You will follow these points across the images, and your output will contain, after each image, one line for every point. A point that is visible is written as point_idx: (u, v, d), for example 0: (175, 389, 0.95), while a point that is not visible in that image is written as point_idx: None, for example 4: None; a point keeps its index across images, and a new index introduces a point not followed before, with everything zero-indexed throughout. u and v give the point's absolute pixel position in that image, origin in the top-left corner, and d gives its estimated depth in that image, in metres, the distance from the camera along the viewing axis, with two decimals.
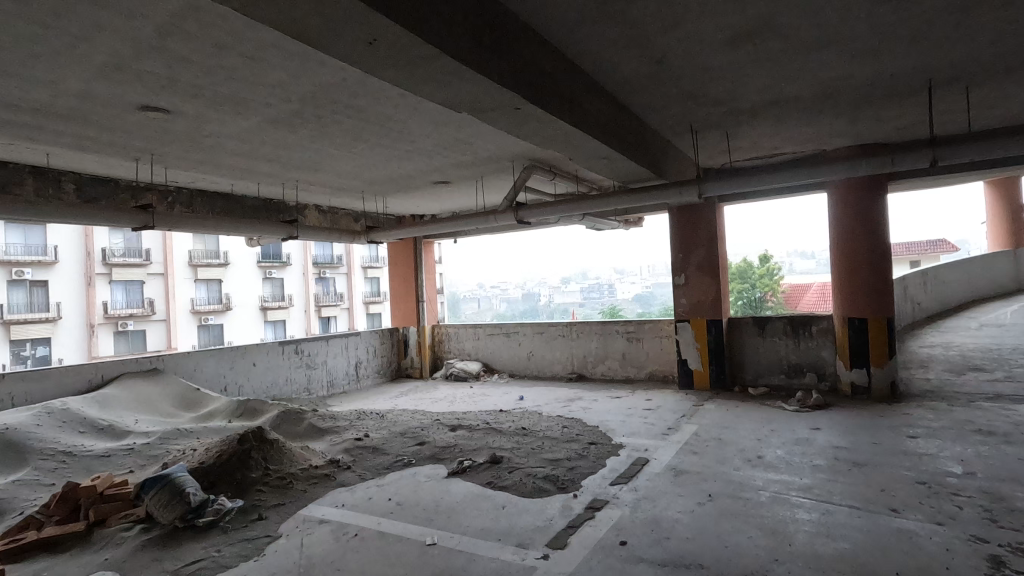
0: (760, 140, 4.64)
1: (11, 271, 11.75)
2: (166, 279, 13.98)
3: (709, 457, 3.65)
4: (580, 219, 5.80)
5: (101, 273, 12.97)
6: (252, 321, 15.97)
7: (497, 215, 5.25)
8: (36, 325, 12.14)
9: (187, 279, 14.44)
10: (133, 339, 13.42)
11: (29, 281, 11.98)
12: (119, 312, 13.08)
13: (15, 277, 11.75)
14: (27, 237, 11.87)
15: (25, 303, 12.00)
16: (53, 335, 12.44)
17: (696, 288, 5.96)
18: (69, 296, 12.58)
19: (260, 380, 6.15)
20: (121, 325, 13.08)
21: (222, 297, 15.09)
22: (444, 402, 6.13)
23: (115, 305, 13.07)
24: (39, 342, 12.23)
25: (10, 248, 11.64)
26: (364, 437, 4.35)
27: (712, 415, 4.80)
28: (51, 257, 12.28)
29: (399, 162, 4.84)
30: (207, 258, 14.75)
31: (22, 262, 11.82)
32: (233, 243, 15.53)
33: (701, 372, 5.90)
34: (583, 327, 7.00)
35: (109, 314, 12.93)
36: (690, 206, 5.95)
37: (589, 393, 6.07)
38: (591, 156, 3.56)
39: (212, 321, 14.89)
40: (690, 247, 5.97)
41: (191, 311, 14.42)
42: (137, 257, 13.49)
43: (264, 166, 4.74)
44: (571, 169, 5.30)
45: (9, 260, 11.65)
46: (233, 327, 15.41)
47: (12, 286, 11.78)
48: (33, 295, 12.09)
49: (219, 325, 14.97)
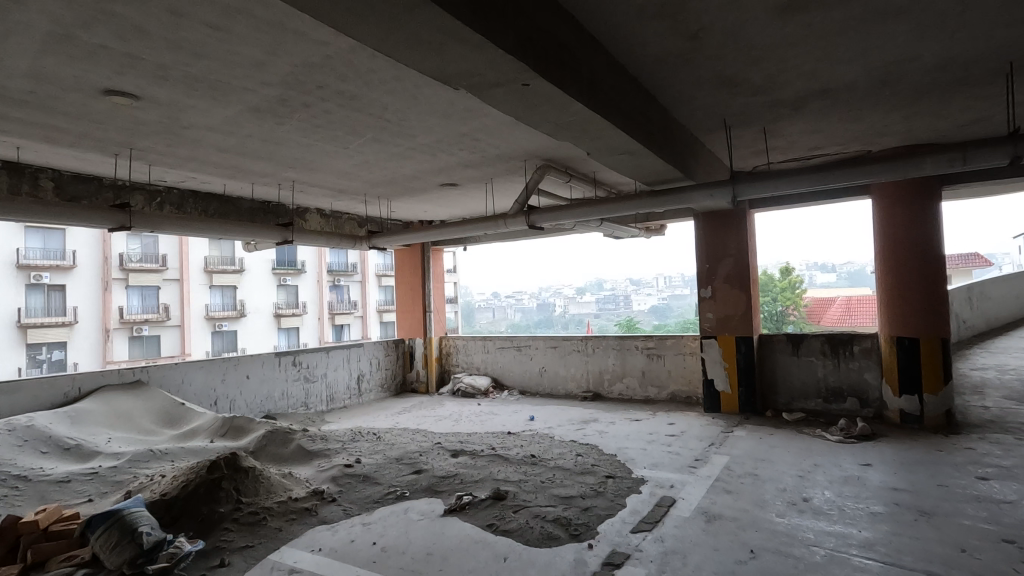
0: (799, 138, 4.17)
1: (30, 275, 11.65)
2: (181, 284, 13.77)
3: (745, 499, 3.16)
4: (598, 224, 5.36)
5: (118, 278, 12.79)
6: (265, 328, 15.73)
7: (507, 220, 4.83)
8: (52, 329, 12.00)
9: (203, 285, 14.19)
10: (147, 344, 13.24)
11: (47, 285, 11.84)
12: (135, 317, 12.92)
13: (32, 281, 11.65)
14: (46, 241, 11.79)
15: (42, 307, 11.86)
16: (68, 339, 12.27)
17: (724, 302, 5.46)
18: (86, 300, 12.39)
19: (254, 395, 5.78)
20: (136, 330, 12.92)
21: (235, 303, 14.87)
22: (448, 421, 5.68)
23: (131, 310, 12.92)
24: (55, 345, 12.11)
25: (28, 252, 11.58)
26: (355, 463, 3.92)
27: (744, 445, 4.29)
28: (69, 262, 12.09)
29: (400, 161, 4.45)
30: (222, 264, 14.58)
31: (40, 267, 11.73)
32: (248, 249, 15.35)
33: (729, 394, 5.39)
34: (600, 341, 6.53)
35: (125, 319, 12.76)
36: (718, 214, 5.47)
37: (605, 415, 5.59)
38: (612, 150, 3.12)
39: (226, 328, 14.67)
40: (718, 257, 5.48)
41: (205, 318, 14.20)
42: (154, 262, 13.34)
43: (256, 164, 4.39)
44: (588, 170, 4.87)
45: (27, 264, 11.58)
46: (246, 334, 15.19)
47: (29, 290, 11.70)
48: (51, 299, 12.00)
49: (232, 332, 14.76)
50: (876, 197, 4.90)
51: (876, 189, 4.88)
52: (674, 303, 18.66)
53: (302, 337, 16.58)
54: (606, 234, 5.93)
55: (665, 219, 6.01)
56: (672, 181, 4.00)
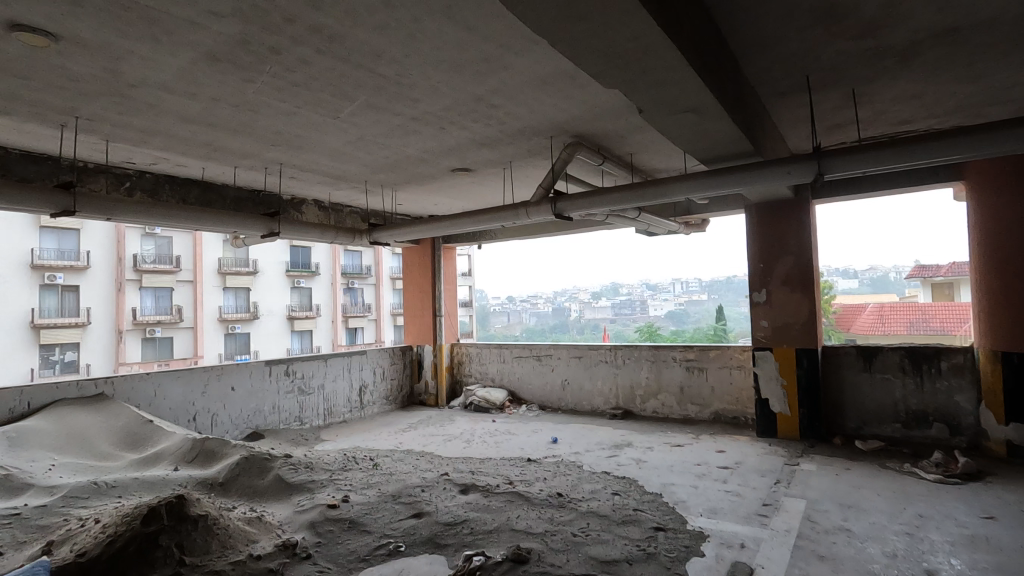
0: (892, 106, 3.36)
1: (44, 275, 11.24)
2: (195, 285, 13.21)
3: (850, 569, 2.37)
4: (634, 216, 4.59)
5: (131, 279, 12.27)
6: (278, 330, 15.17)
7: (527, 208, 4.08)
8: (67, 329, 11.42)
9: (216, 287, 13.71)
10: (160, 347, 12.74)
11: (60, 286, 11.41)
12: (148, 319, 12.45)
13: (48, 281, 11.27)
14: (61, 241, 11.40)
15: (57, 307, 11.46)
16: (81, 342, 11.74)
17: (782, 309, 4.65)
18: (100, 301, 11.82)
19: (240, 410, 5.12)
20: (149, 332, 12.43)
21: (249, 305, 14.36)
22: (458, 443, 4.95)
23: (144, 311, 12.46)
24: (69, 346, 11.53)
25: (43, 252, 11.17)
26: (342, 502, 3.20)
27: (819, 484, 3.49)
28: (83, 262, 11.63)
29: (401, 138, 3.74)
30: (236, 266, 14.08)
31: (54, 267, 11.29)
32: (263, 250, 14.87)
33: (788, 417, 4.58)
34: (631, 352, 5.76)
35: (138, 321, 12.30)
36: (776, 204, 4.68)
37: (639, 438, 4.82)
38: (672, 106, 2.38)
39: (238, 330, 14.15)
40: (774, 255, 4.69)
41: (218, 320, 13.74)
42: (168, 264, 12.82)
43: (232, 142, 3.72)
44: (624, 149, 4.12)
45: (42, 264, 11.15)
46: (258, 338, 14.62)
47: (45, 290, 11.34)
48: (64, 299, 11.51)
49: (246, 334, 14.28)
50: (974, 182, 4.06)
51: (975, 173, 4.04)
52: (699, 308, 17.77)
53: (314, 341, 16.02)
54: (641, 228, 5.17)
55: (707, 212, 5.24)
56: (735, 157, 3.23)
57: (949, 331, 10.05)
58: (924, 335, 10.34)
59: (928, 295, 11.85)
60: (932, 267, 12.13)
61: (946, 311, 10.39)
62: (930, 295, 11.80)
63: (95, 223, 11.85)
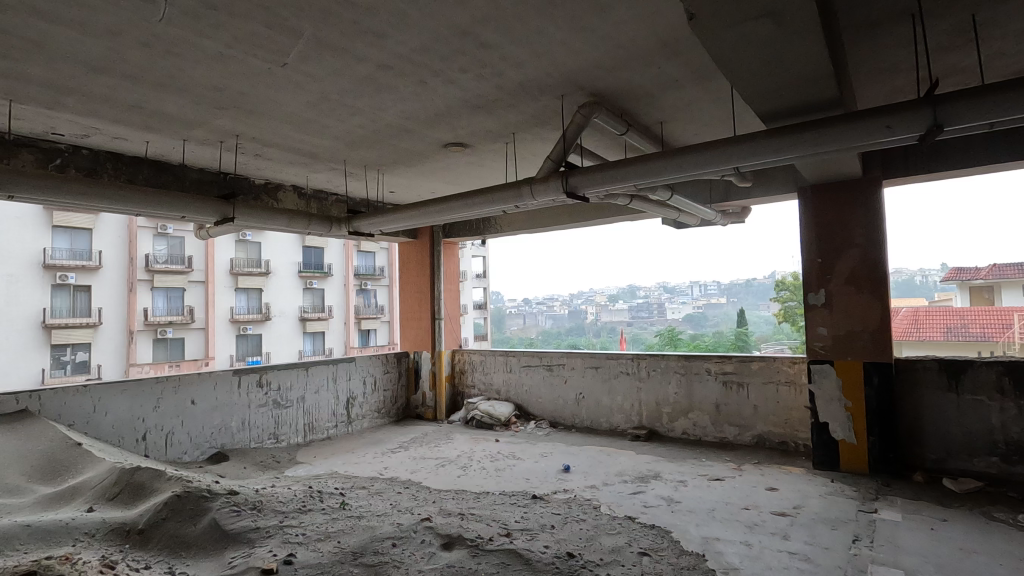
0: (1016, 44, 2.51)
1: (56, 275, 10.77)
2: (206, 288, 12.71)
3: None
4: (665, 198, 3.74)
5: (143, 279, 11.79)
6: (290, 332, 14.49)
7: (532, 186, 3.23)
8: (79, 329, 10.95)
9: (228, 288, 13.10)
10: (172, 347, 12.27)
11: (72, 286, 10.96)
12: (159, 320, 11.98)
13: (59, 281, 10.76)
14: (73, 241, 10.93)
15: (68, 308, 10.98)
16: (93, 342, 11.24)
17: (846, 313, 3.79)
18: (112, 301, 11.36)
19: (202, 427, 4.43)
20: (161, 332, 11.97)
21: (262, 305, 13.70)
22: (452, 470, 4.18)
23: (156, 312, 12.00)
24: (80, 346, 11.03)
25: (55, 253, 10.74)
26: (282, 564, 2.42)
27: (915, 544, 2.65)
28: (95, 262, 11.15)
29: (374, 98, 3.00)
30: (249, 267, 13.42)
31: (66, 267, 10.81)
32: (275, 249, 14.02)
33: (854, 447, 3.73)
34: (657, 362, 4.95)
35: (149, 321, 11.82)
36: (838, 185, 3.84)
37: (668, 467, 4.02)
38: (741, 6, 1.58)
39: (250, 332, 13.61)
40: (835, 249, 3.85)
41: (230, 320, 13.20)
42: (180, 264, 12.33)
43: (167, 104, 3.01)
44: (652, 113, 3.31)
45: (54, 263, 10.70)
46: (270, 339, 13.98)
47: (56, 290, 10.83)
48: (76, 300, 11.02)
49: (258, 334, 13.72)
50: None
51: None
52: (712, 313, 16.22)
53: (328, 343, 15.36)
54: (670, 215, 4.34)
55: (750, 196, 4.39)
56: (808, 111, 2.41)
57: (990, 337, 8.50)
58: (962, 342, 8.74)
59: (966, 299, 10.52)
60: (971, 270, 10.72)
61: (987, 314, 8.87)
62: (967, 298, 10.40)
63: (107, 220, 11.31)
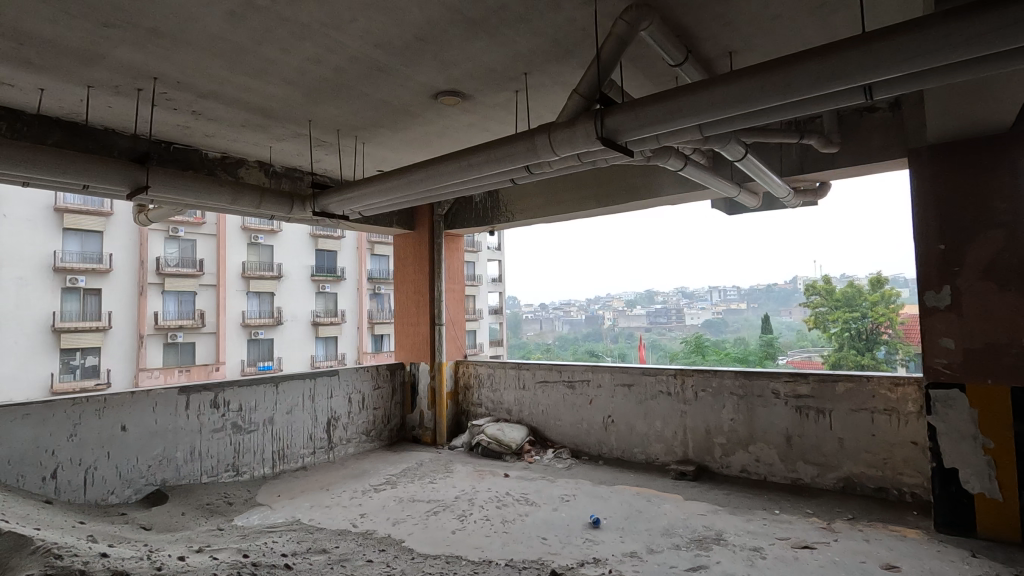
0: None
1: (65, 278, 10.14)
2: (218, 290, 11.79)
3: None
4: (736, 158, 2.73)
5: (154, 282, 11.05)
6: (302, 338, 13.33)
7: (551, 135, 2.26)
8: (87, 334, 10.30)
9: (240, 291, 12.14)
10: (183, 353, 11.32)
11: (83, 289, 10.30)
12: (170, 323, 11.10)
13: (69, 285, 10.12)
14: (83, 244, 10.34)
15: (78, 313, 10.28)
16: (103, 346, 10.55)
17: (983, 318, 2.75)
18: (120, 304, 10.66)
19: (136, 460, 3.54)
20: (171, 336, 11.05)
21: (274, 310, 12.71)
22: (448, 521, 3.20)
23: (167, 315, 11.14)
24: (89, 351, 10.38)
25: (66, 256, 10.15)
26: None
27: None
28: (106, 265, 10.50)
29: (320, 5, 2.08)
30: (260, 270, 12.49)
31: (76, 269, 10.18)
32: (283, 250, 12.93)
33: (999, 504, 2.68)
34: (707, 380, 3.94)
35: (160, 325, 10.99)
36: (972, 143, 2.79)
37: (733, 523, 3.02)
38: None
39: (263, 335, 12.56)
40: (967, 231, 2.80)
41: (241, 324, 12.21)
42: (192, 267, 11.51)
43: (31, 20, 2.12)
44: (721, 30, 2.33)
45: (63, 266, 10.08)
46: (282, 344, 12.89)
47: (66, 294, 10.16)
48: (86, 304, 10.36)
49: (269, 339, 12.65)
50: None
51: None
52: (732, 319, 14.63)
53: (342, 347, 14.15)
54: (728, 190, 3.35)
55: (833, 166, 3.38)
56: None
57: None
58: None
59: None
60: None
61: None
62: None
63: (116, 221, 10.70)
